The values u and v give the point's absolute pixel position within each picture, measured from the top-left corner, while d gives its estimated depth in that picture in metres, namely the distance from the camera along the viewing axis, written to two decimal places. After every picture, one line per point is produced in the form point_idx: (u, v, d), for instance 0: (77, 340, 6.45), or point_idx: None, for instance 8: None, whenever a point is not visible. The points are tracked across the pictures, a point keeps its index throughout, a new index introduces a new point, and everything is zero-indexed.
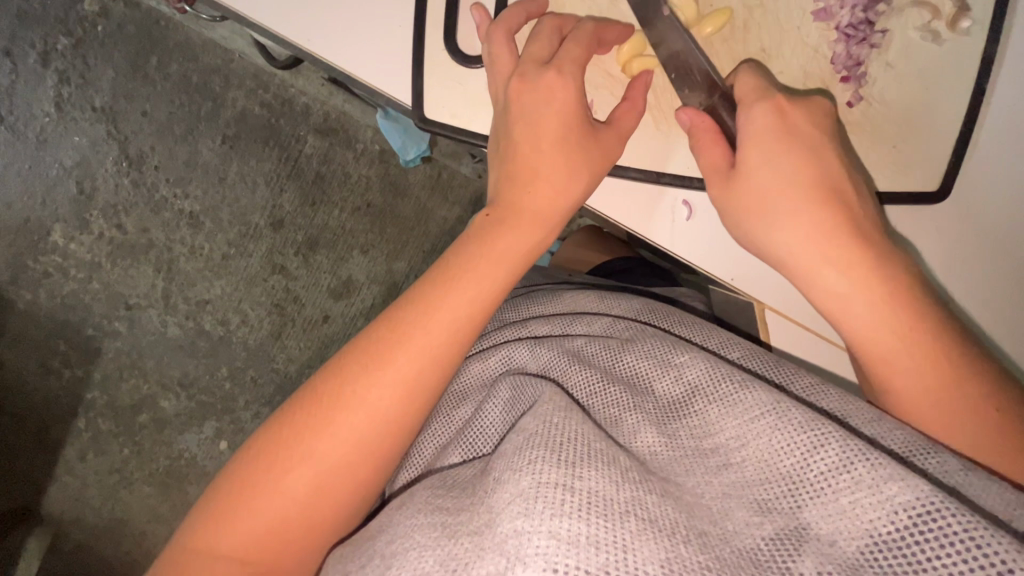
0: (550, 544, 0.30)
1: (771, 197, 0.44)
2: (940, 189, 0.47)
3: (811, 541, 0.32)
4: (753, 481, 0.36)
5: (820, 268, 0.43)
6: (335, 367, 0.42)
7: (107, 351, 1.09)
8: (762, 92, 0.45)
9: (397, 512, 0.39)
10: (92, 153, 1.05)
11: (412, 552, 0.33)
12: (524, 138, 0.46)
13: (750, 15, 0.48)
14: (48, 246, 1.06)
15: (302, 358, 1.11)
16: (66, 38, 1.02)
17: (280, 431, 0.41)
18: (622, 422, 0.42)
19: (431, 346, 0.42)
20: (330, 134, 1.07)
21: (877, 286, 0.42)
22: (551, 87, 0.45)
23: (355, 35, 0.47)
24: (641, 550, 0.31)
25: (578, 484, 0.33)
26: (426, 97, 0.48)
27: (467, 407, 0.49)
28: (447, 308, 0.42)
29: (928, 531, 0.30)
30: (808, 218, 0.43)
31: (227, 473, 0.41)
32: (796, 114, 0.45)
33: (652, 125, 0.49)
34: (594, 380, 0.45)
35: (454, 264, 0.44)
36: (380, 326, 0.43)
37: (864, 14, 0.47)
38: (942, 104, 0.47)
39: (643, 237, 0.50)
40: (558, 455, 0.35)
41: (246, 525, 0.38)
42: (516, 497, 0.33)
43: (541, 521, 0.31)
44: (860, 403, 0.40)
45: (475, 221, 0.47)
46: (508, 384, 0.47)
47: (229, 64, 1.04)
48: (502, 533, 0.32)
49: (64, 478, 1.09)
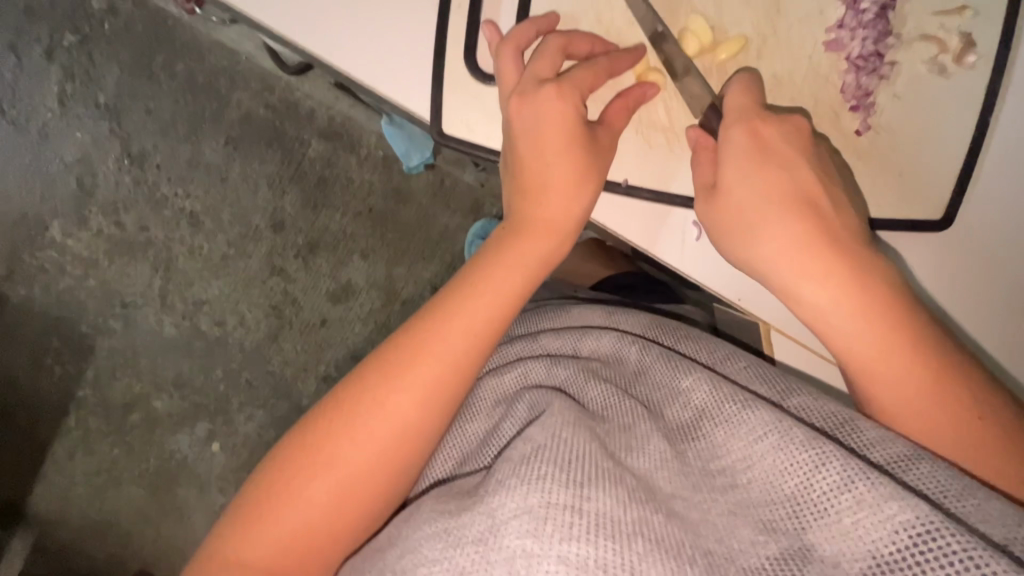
0: (559, 570, 0.31)
1: (749, 217, 0.45)
2: (943, 219, 0.49)
3: (815, 562, 0.33)
4: (759, 501, 0.37)
5: (798, 284, 0.44)
6: (351, 382, 0.43)
7: (101, 349, 1.08)
8: (745, 109, 0.45)
9: (404, 523, 0.39)
10: (93, 149, 1.05)
11: (423, 567, 0.34)
12: (530, 155, 0.46)
13: (764, 44, 0.49)
14: (45, 241, 1.05)
15: (299, 361, 1.10)
16: (72, 35, 1.02)
17: (300, 445, 0.41)
18: (630, 434, 0.43)
19: (445, 361, 0.42)
20: (334, 138, 1.07)
21: (857, 303, 0.43)
22: (557, 119, 0.45)
23: (376, 48, 0.48)
24: (648, 573, 0.32)
25: (586, 506, 0.34)
26: (445, 112, 0.49)
27: (478, 424, 0.49)
28: (457, 327, 0.43)
29: (928, 551, 0.30)
30: (780, 237, 0.45)
31: (250, 484, 0.41)
32: (773, 133, 0.45)
33: (667, 145, 0.50)
34: (607, 400, 0.46)
35: (468, 282, 0.45)
36: (398, 342, 0.43)
37: (874, 46, 0.48)
38: (947, 138, 0.49)
39: (653, 256, 0.51)
40: (567, 475, 0.35)
41: (273, 536, 0.39)
42: (524, 514, 0.33)
43: (550, 546, 0.32)
44: (863, 421, 0.40)
45: (492, 237, 0.48)
46: (525, 398, 0.47)
47: (235, 66, 1.04)
48: (508, 549, 0.32)
49: (53, 476, 1.08)
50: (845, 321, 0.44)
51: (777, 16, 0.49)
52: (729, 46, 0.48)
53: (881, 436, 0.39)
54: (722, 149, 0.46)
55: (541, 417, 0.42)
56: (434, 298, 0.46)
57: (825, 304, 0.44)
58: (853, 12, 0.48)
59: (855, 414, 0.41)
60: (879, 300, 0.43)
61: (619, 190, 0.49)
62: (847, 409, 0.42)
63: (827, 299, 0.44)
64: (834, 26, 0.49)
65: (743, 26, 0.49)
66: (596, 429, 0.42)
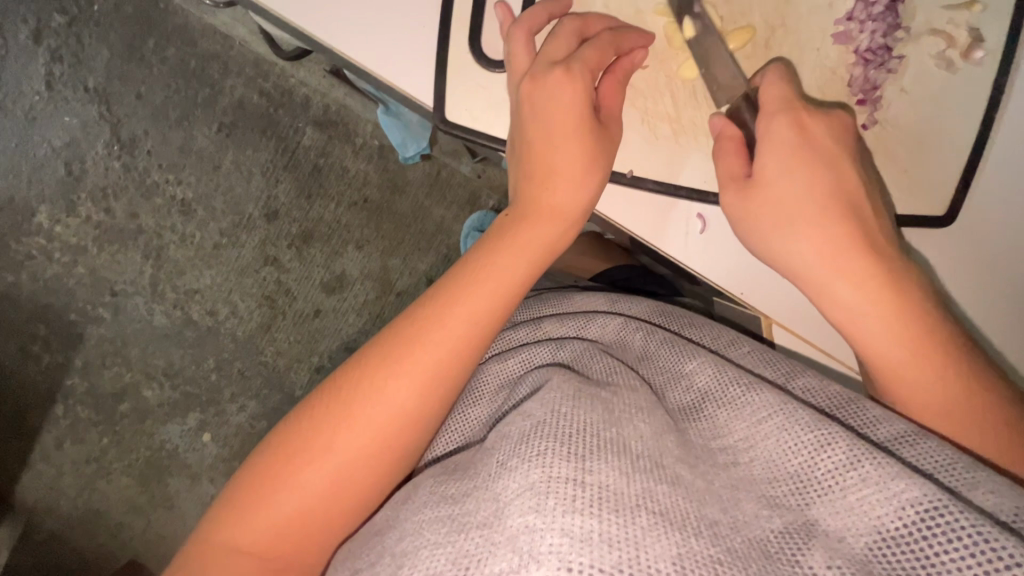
0: (562, 541, 0.29)
1: (790, 210, 0.45)
2: (947, 214, 0.49)
3: (819, 536, 0.33)
4: (761, 478, 0.37)
5: (836, 280, 0.44)
6: (355, 362, 0.42)
7: (90, 337, 1.06)
8: (785, 102, 0.46)
9: (402, 507, 0.39)
10: (82, 134, 1.03)
11: (424, 551, 0.32)
12: (538, 131, 0.46)
13: (773, 34, 0.49)
14: (33, 227, 1.03)
15: (292, 352, 1.09)
16: (61, 16, 1.00)
17: (304, 423, 0.41)
18: (637, 395, 0.42)
19: (454, 341, 0.42)
20: (330, 126, 1.06)
21: (890, 299, 0.43)
22: (559, 111, 0.45)
23: (380, 31, 0.47)
24: (654, 546, 0.30)
25: (589, 478, 0.32)
26: (449, 98, 0.47)
27: (483, 407, 0.49)
28: (465, 308, 0.42)
29: (934, 527, 0.30)
30: (818, 241, 0.45)
31: (251, 463, 0.41)
32: (818, 128, 0.46)
33: (672, 137, 0.49)
34: (615, 368, 0.46)
35: (478, 263, 0.45)
36: (402, 320, 0.43)
37: (884, 39, 0.48)
38: (951, 137, 0.48)
39: (658, 249, 0.51)
40: (568, 448, 0.34)
41: (271, 512, 0.38)
42: (526, 490, 0.32)
43: (553, 518, 0.30)
44: (871, 407, 0.40)
45: (496, 220, 0.48)
46: (531, 376, 0.46)
47: (228, 51, 1.02)
48: (512, 528, 0.31)
49: (41, 466, 1.06)
50: (875, 318, 0.44)
51: (786, 7, 0.49)
52: (737, 36, 0.48)
53: (884, 416, 0.39)
54: (764, 139, 0.45)
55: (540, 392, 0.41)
56: (444, 277, 0.46)
57: (862, 302, 0.44)
58: (863, 4, 0.48)
59: (855, 395, 0.41)
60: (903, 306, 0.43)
61: (622, 179, 0.49)
62: (861, 399, 0.41)
63: (860, 292, 0.44)
64: (843, 18, 0.49)
65: (752, 16, 0.49)
66: (604, 395, 0.41)
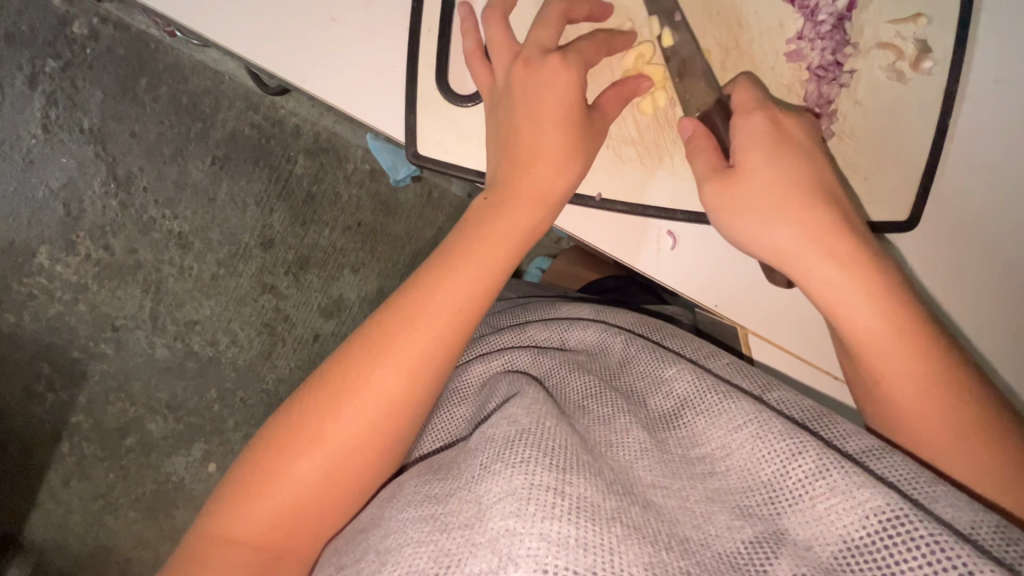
0: (541, 545, 0.31)
1: (765, 200, 0.45)
2: (910, 219, 0.50)
3: (788, 545, 0.33)
4: (735, 488, 0.38)
5: (817, 264, 0.44)
6: (348, 347, 0.43)
7: (93, 374, 1.08)
8: (759, 102, 0.47)
9: (387, 505, 0.39)
10: (79, 174, 1.05)
11: (407, 548, 0.33)
12: (524, 116, 0.47)
13: (727, 56, 0.51)
14: (34, 268, 1.05)
15: (294, 377, 1.11)
16: (54, 61, 1.01)
17: (293, 416, 0.41)
18: (610, 426, 0.43)
19: (431, 337, 0.43)
20: (320, 154, 1.08)
21: (872, 284, 0.43)
22: (567, 97, 0.46)
23: (351, 73, 0.49)
24: (626, 555, 0.31)
25: (567, 488, 0.33)
26: (419, 133, 0.50)
27: (466, 405, 0.50)
28: (443, 300, 0.43)
29: (896, 536, 0.30)
30: (797, 226, 0.44)
31: (242, 458, 0.42)
32: (791, 125, 0.47)
33: (638, 158, 0.51)
34: (592, 384, 0.47)
35: (458, 251, 0.45)
36: (387, 309, 0.44)
37: (833, 56, 0.50)
38: (906, 146, 0.50)
39: (630, 267, 0.52)
40: (550, 459, 0.35)
41: (263, 504, 0.39)
42: (508, 495, 0.33)
43: (533, 523, 0.31)
44: (845, 424, 0.41)
45: (474, 203, 0.48)
46: (505, 379, 0.48)
47: (219, 85, 1.05)
48: (492, 531, 0.32)
49: (48, 505, 1.07)
50: (859, 303, 0.43)
51: (739, 30, 0.51)
52: None
53: (854, 429, 0.40)
54: (739, 132, 0.46)
55: (511, 401, 0.43)
56: (426, 263, 0.46)
57: (842, 291, 0.43)
58: (812, 23, 0.50)
59: (827, 409, 0.43)
60: (890, 288, 0.43)
61: (592, 204, 0.51)
62: (837, 416, 0.42)
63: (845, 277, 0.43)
64: (794, 37, 0.51)
65: (706, 40, 0.51)
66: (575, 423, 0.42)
